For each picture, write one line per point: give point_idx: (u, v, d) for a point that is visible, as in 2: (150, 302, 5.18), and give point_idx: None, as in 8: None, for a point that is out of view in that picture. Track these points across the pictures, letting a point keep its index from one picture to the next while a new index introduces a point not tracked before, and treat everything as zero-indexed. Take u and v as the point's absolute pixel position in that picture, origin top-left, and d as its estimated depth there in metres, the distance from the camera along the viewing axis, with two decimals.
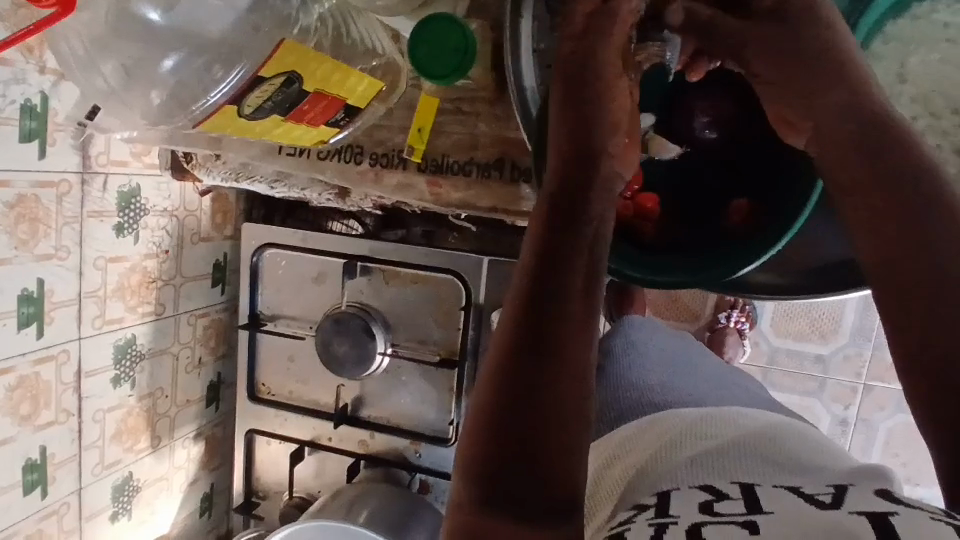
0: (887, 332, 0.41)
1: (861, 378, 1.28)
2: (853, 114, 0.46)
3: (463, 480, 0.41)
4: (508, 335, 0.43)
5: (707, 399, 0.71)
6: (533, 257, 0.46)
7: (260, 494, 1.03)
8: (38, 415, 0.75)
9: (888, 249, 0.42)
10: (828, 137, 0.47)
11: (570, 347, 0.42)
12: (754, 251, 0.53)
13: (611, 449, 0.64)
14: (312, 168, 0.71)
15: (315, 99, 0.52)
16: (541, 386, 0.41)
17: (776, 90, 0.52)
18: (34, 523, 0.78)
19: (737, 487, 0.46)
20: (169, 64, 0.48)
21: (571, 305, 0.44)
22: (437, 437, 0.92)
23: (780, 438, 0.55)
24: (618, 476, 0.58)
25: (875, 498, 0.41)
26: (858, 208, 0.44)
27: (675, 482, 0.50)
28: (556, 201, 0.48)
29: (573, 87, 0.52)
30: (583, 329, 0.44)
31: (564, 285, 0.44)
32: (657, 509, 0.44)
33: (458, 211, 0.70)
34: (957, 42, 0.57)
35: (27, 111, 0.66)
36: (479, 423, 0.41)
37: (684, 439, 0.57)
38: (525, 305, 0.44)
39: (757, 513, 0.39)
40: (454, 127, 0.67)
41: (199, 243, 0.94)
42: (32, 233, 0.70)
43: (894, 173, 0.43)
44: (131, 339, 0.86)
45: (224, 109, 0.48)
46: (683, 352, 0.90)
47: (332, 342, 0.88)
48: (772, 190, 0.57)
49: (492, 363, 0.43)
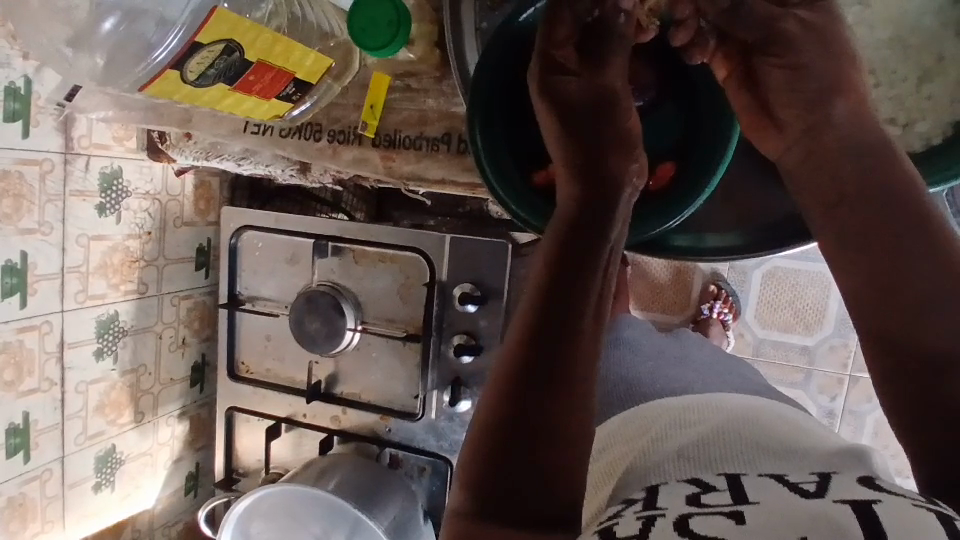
0: (873, 340, 0.43)
1: (847, 368, 1.27)
2: (849, 139, 0.47)
3: (463, 490, 0.46)
4: (518, 352, 0.47)
5: (692, 387, 0.77)
6: (542, 282, 0.49)
7: (241, 471, 1.07)
8: (21, 382, 0.80)
9: (874, 264, 0.44)
10: (826, 154, 0.48)
11: (578, 366, 0.46)
12: (674, 210, 0.59)
13: (601, 443, 0.70)
14: (274, 145, 0.75)
15: (260, 69, 0.57)
16: (545, 403, 0.45)
17: (783, 85, 0.51)
18: (17, 487, 0.82)
19: (723, 478, 0.48)
20: (108, 26, 0.53)
21: (582, 327, 0.47)
22: (405, 412, 0.95)
23: (762, 423, 0.60)
24: (610, 469, 0.62)
25: (859, 489, 0.41)
26: (850, 228, 0.45)
27: (663, 476, 0.54)
28: (567, 223, 0.51)
29: (571, 113, 0.55)
30: (591, 352, 0.47)
31: (573, 312, 0.47)
32: (643, 504, 0.46)
33: (411, 184, 0.74)
34: (869, 6, 0.60)
35: (11, 94, 0.71)
36: (481, 441, 0.45)
37: (667, 432, 0.62)
38: (535, 325, 0.47)
39: (744, 504, 0.40)
40: (405, 104, 0.71)
41: (181, 227, 0.99)
42: (17, 208, 0.75)
43: (881, 193, 0.45)
44: (115, 315, 0.91)
45: (167, 73, 0.51)
46: (673, 349, 0.93)
47: (304, 319, 0.92)
48: (694, 148, 0.60)
49: (495, 386, 0.47)
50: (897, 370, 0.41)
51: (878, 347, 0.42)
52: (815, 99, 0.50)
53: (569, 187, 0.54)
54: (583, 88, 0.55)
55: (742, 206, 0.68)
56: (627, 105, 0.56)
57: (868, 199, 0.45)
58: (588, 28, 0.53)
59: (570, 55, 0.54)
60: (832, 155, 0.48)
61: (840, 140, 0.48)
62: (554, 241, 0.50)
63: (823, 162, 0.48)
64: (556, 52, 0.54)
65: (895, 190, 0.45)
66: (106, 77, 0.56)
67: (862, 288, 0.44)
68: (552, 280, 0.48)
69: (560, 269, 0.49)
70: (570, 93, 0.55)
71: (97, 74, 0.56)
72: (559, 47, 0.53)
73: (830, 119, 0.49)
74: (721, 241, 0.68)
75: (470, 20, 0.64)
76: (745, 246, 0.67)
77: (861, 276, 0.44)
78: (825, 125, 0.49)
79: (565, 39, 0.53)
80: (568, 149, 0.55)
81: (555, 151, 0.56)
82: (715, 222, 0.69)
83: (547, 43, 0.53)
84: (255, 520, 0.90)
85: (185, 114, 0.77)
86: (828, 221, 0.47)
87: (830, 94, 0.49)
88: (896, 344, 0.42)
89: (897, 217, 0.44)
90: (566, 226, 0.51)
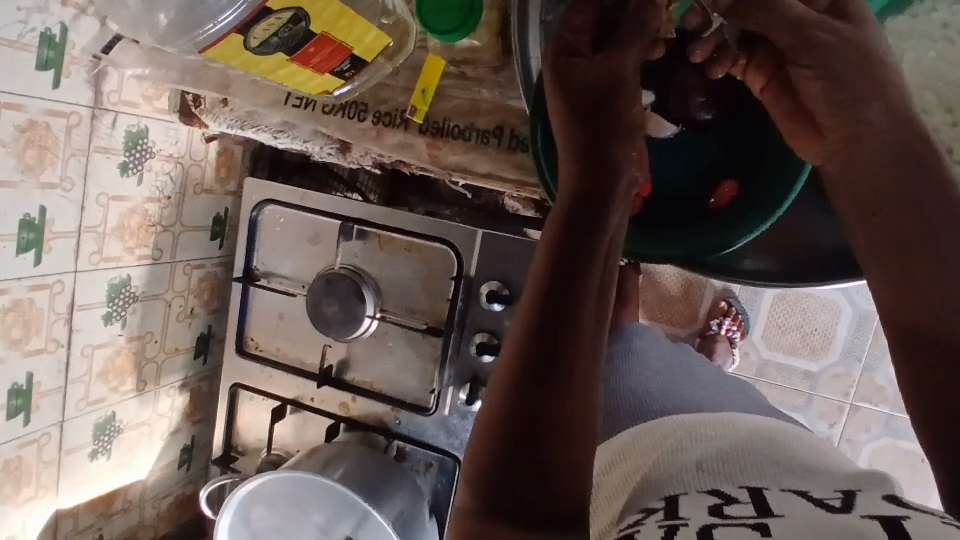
0: (902, 358, 0.40)
1: (849, 397, 1.27)
2: (890, 136, 0.44)
3: (468, 489, 0.42)
4: (522, 341, 0.43)
5: (703, 402, 0.76)
6: (546, 266, 0.45)
7: (240, 449, 1.04)
8: (28, 341, 0.77)
9: (909, 278, 0.40)
10: (858, 160, 0.45)
11: (579, 355, 0.43)
12: (739, 229, 0.57)
13: (613, 453, 0.69)
14: (315, 121, 0.72)
15: (321, 42, 0.54)
16: (553, 396, 0.41)
17: (819, 95, 0.47)
18: (14, 450, 0.79)
19: (746, 491, 0.47)
20: None
21: (586, 315, 0.44)
22: (417, 406, 0.93)
23: (779, 442, 0.60)
24: (623, 479, 0.62)
25: (887, 505, 0.41)
26: (877, 238, 0.43)
27: (683, 485, 0.53)
28: (569, 209, 0.48)
29: (585, 95, 0.52)
30: (593, 343, 0.44)
31: (577, 298, 0.44)
32: (665, 512, 0.45)
33: (455, 176, 0.71)
34: (955, 42, 0.58)
35: (46, 40, 0.69)
36: (488, 437, 0.42)
37: (682, 445, 0.61)
38: (539, 313, 0.43)
39: (768, 516, 0.39)
40: (457, 92, 0.69)
41: (201, 194, 0.96)
42: (40, 160, 0.72)
43: (911, 201, 0.41)
44: (126, 280, 0.87)
45: (230, 37, 0.48)
46: (680, 364, 0.92)
47: (321, 301, 0.89)
48: (761, 169, 0.59)
49: (500, 379, 0.43)
50: (924, 381, 0.39)
51: (903, 356, 0.40)
52: (847, 98, 0.45)
53: (574, 171, 0.51)
54: (592, 70, 0.52)
55: (793, 228, 0.66)
56: (636, 91, 0.54)
57: (902, 205, 0.42)
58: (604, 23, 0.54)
59: (587, 42, 0.53)
60: (872, 153, 0.44)
61: (880, 141, 0.44)
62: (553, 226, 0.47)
63: (863, 161, 0.45)
64: (570, 36, 0.53)
65: (935, 192, 0.41)
66: (166, 37, 0.53)
67: (892, 295, 0.41)
68: (555, 265, 0.45)
69: (562, 253, 0.45)
70: (580, 74, 0.53)
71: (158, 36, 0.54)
72: (574, 30, 0.53)
73: (862, 121, 0.45)
74: (763, 265, 0.67)
75: (536, 12, 0.61)
76: (779, 272, 0.66)
77: (894, 282, 0.41)
78: (865, 129, 0.45)
79: (581, 25, 0.53)
80: (579, 133, 0.52)
81: (564, 136, 0.53)
82: (761, 245, 0.67)
83: (567, 30, 0.53)
84: (256, 505, 0.88)
85: (225, 79, 0.74)
86: (864, 226, 0.44)
87: (871, 94, 0.44)
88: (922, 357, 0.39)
89: (939, 215, 0.40)
90: (566, 210, 0.48)
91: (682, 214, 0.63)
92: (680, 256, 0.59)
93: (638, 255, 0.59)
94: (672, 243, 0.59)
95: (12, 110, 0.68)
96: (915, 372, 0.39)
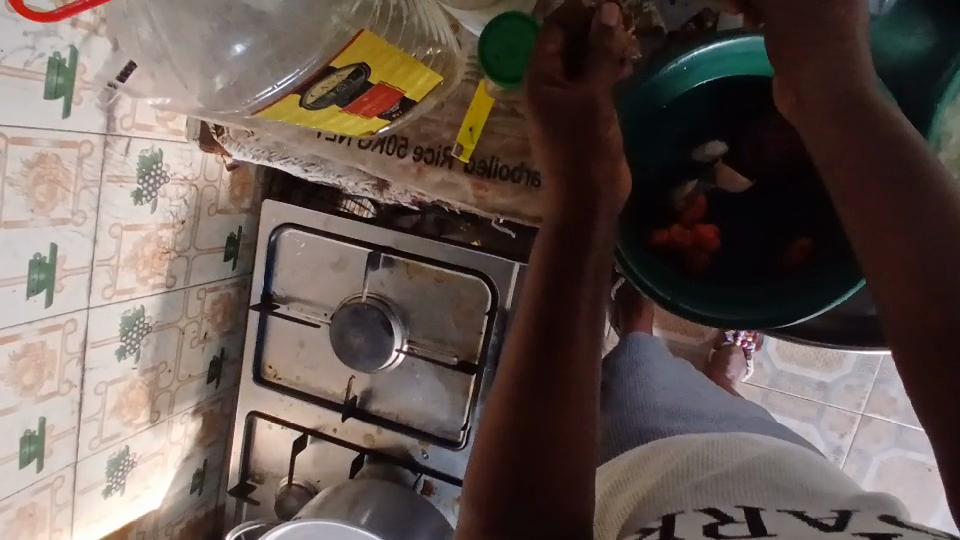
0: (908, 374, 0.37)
1: (860, 408, 1.16)
2: (866, 120, 0.43)
3: (472, 504, 0.47)
4: (520, 368, 0.49)
5: (734, 420, 0.73)
6: (536, 301, 0.52)
7: (257, 477, 1.01)
8: (40, 386, 0.72)
9: (909, 277, 0.37)
10: (833, 147, 0.44)
11: (571, 378, 0.49)
12: (816, 301, 0.54)
13: (620, 473, 0.65)
14: (352, 157, 0.68)
15: (377, 91, 0.49)
16: (546, 418, 0.47)
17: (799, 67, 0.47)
18: (28, 497, 0.76)
19: (742, 511, 0.47)
20: (239, 51, 0.45)
21: (576, 343, 0.50)
22: (446, 439, 0.90)
23: (782, 463, 0.59)
24: (625, 502, 0.59)
25: (879, 522, 0.42)
26: (868, 231, 0.40)
27: (682, 504, 0.52)
28: (556, 248, 0.53)
29: (568, 130, 0.55)
30: (583, 369, 0.50)
31: (567, 330, 0.50)
32: (661, 531, 0.46)
33: (503, 217, 0.67)
34: None
35: (55, 66, 0.62)
36: (489, 455, 0.48)
37: (687, 467, 0.59)
38: (530, 343, 0.50)
39: (762, 536, 0.41)
40: (506, 129, 0.64)
41: (215, 215, 0.89)
42: (51, 195, 0.66)
43: (908, 191, 0.39)
44: (140, 311, 0.83)
45: (288, 98, 0.45)
46: (694, 376, 0.87)
47: (347, 333, 0.85)
48: (838, 236, 0.57)
49: (498, 403, 0.49)
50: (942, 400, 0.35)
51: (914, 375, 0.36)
52: (848, 110, 0.44)
53: (560, 207, 0.56)
54: (570, 97, 0.54)
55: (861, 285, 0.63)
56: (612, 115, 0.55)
57: (882, 194, 0.40)
58: (572, 42, 0.55)
59: (558, 67, 0.54)
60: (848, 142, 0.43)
61: (856, 129, 0.43)
62: (541, 265, 0.53)
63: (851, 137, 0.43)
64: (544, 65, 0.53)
65: (923, 181, 0.39)
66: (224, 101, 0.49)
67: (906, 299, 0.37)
68: (544, 301, 0.51)
69: (551, 292, 0.52)
70: (556, 102, 0.54)
71: (209, 95, 0.50)
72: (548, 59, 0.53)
73: (831, 105, 0.45)
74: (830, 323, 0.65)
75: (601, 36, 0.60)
76: (840, 332, 0.65)
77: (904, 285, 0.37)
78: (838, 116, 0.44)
79: (555, 52, 0.53)
80: (566, 170, 0.56)
81: (549, 173, 0.57)
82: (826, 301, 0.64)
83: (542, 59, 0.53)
84: None
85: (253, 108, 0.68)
86: (856, 214, 0.42)
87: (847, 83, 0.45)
88: (925, 368, 0.36)
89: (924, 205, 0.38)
90: (556, 245, 0.53)
91: (753, 274, 0.61)
92: (745, 323, 0.56)
93: (703, 319, 0.56)
94: (751, 309, 0.56)
95: (22, 145, 0.62)
96: (911, 381, 0.37)
